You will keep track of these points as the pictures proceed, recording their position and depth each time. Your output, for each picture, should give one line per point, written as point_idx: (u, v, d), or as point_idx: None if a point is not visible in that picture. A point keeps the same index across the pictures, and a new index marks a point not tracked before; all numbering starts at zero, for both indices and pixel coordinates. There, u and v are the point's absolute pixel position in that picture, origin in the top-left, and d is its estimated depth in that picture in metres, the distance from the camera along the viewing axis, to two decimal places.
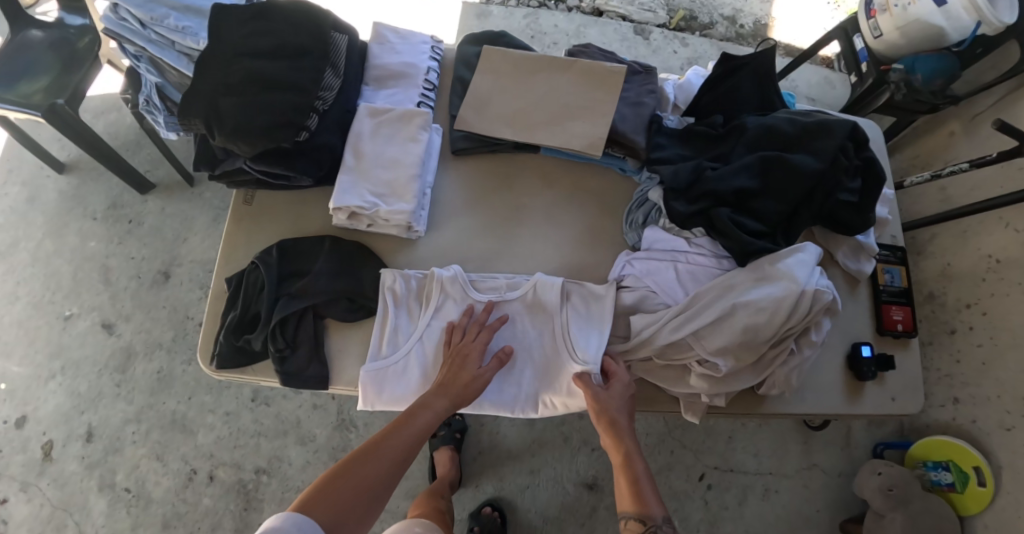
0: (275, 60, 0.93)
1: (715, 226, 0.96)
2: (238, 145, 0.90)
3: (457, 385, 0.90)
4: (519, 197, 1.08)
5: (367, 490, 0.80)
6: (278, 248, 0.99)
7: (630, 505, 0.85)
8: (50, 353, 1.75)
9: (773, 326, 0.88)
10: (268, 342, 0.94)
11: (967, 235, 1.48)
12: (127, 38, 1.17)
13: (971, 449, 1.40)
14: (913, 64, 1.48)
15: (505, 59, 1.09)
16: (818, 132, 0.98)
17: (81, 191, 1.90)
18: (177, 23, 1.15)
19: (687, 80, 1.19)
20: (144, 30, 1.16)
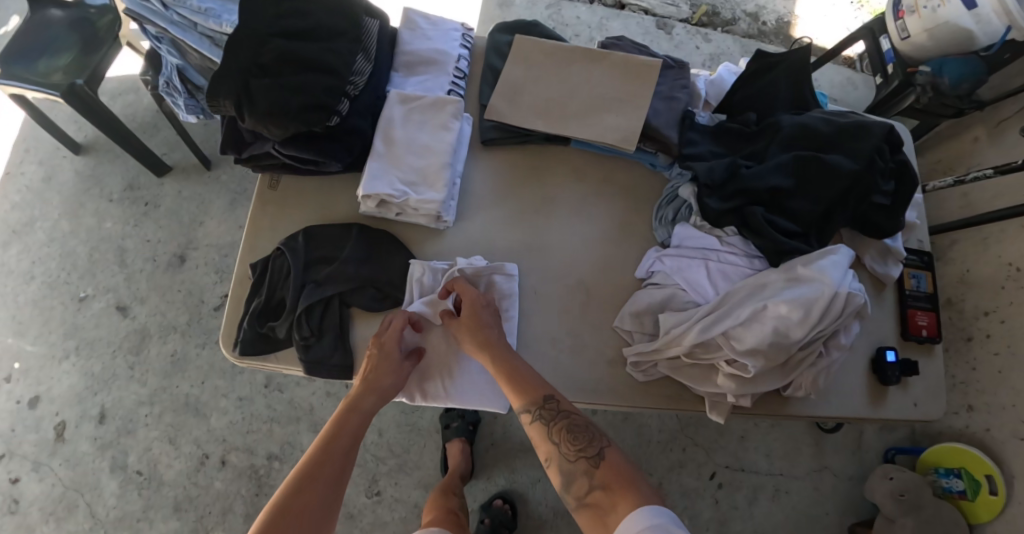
0: (308, 42, 0.92)
1: (748, 224, 0.95)
2: (271, 128, 0.89)
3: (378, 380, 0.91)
4: (548, 189, 1.07)
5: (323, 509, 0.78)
6: (304, 234, 0.98)
7: (515, 398, 0.86)
8: (64, 334, 1.75)
9: (806, 327, 0.87)
10: (293, 330, 0.93)
11: (989, 241, 1.47)
12: (147, 19, 1.16)
13: (985, 458, 1.39)
14: (941, 67, 1.45)
15: (539, 50, 1.08)
16: (855, 133, 0.97)
17: (98, 171, 1.90)
18: (201, 5, 1.15)
19: (720, 76, 1.18)
20: (166, 12, 1.15)
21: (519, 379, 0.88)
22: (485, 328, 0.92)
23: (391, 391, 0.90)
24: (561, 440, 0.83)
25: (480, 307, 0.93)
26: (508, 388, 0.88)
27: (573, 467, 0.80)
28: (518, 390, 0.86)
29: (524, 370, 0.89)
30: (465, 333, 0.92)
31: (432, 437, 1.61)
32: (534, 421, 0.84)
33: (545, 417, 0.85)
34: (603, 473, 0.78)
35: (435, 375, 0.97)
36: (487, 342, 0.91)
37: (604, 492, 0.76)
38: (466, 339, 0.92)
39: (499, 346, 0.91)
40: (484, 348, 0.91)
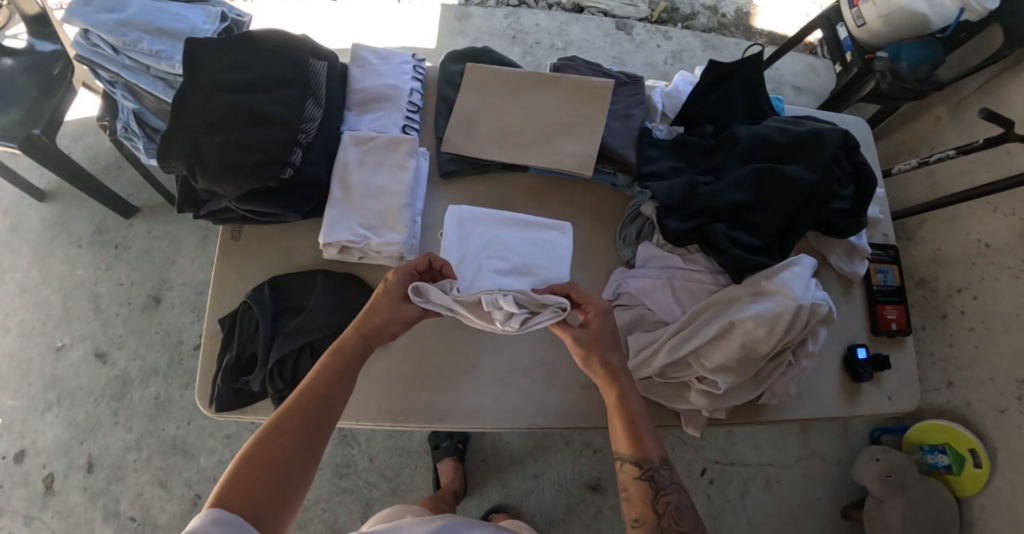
0: (255, 93, 0.90)
1: (710, 242, 0.95)
2: (223, 187, 0.86)
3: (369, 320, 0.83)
4: (512, 216, 1.07)
5: (302, 458, 0.73)
6: (271, 285, 0.97)
7: (627, 447, 0.80)
8: (44, 385, 1.73)
9: (772, 341, 0.88)
10: (267, 383, 0.92)
11: (956, 219, 1.50)
12: (98, 64, 1.19)
13: (967, 432, 1.42)
14: (898, 53, 1.49)
15: (492, 77, 1.08)
16: (811, 143, 0.98)
17: (65, 217, 1.88)
18: (153, 48, 1.18)
19: (675, 87, 1.19)
20: (117, 57, 1.18)
21: (639, 427, 0.81)
22: (613, 358, 0.85)
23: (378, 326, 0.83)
24: (662, 510, 0.78)
25: (605, 330, 0.85)
26: (621, 433, 0.82)
27: None
28: (634, 441, 0.80)
29: (643, 420, 0.82)
30: (593, 358, 0.85)
31: (423, 459, 1.62)
32: (641, 480, 0.79)
33: (653, 480, 0.79)
34: None
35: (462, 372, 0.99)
36: (616, 375, 0.84)
37: None
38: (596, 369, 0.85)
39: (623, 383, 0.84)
40: (612, 380, 0.84)
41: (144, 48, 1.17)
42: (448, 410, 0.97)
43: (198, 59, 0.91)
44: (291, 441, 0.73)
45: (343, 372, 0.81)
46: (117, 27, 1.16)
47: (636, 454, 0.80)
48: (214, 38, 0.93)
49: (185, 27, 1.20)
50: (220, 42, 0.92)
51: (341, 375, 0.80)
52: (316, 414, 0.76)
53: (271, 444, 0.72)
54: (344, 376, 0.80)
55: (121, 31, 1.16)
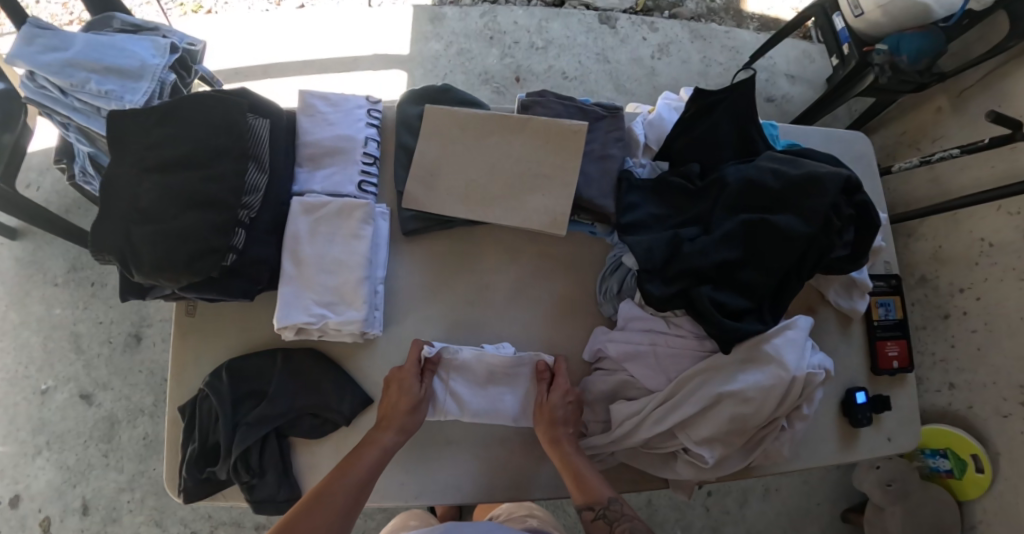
0: (186, 169, 0.85)
1: (695, 307, 0.89)
2: (163, 280, 0.82)
3: (399, 415, 0.88)
4: (483, 274, 1.00)
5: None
6: (227, 370, 0.92)
7: (578, 495, 0.85)
8: (33, 429, 1.68)
9: (761, 415, 0.85)
10: (233, 473, 0.89)
11: (958, 217, 1.41)
12: (51, 107, 1.11)
13: (969, 437, 1.35)
14: (898, 44, 1.37)
15: (452, 122, 0.99)
16: (804, 188, 0.90)
17: (38, 255, 1.77)
18: (101, 87, 1.07)
19: (658, 115, 1.09)
20: (66, 98, 1.09)
21: (585, 474, 0.86)
22: (559, 427, 0.89)
23: (410, 425, 0.88)
24: None
25: (558, 405, 0.90)
26: (572, 484, 0.86)
27: None
28: (582, 485, 0.85)
29: (586, 469, 0.87)
30: (541, 421, 0.90)
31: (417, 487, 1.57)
32: (597, 522, 0.82)
33: (608, 519, 0.83)
34: None
35: (433, 451, 0.95)
36: (555, 438, 0.88)
37: None
38: (538, 431, 0.90)
39: (566, 441, 0.89)
40: (553, 443, 0.88)
41: (92, 89, 1.06)
42: (425, 486, 0.94)
43: (123, 136, 0.86)
44: (326, 518, 0.78)
45: (374, 464, 0.85)
46: (62, 67, 1.05)
47: (587, 499, 0.84)
48: (142, 109, 0.87)
49: (136, 63, 1.09)
50: (145, 115, 0.86)
51: (373, 468, 0.84)
52: (348, 500, 0.80)
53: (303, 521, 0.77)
54: (375, 469, 0.85)
55: (67, 71, 1.05)
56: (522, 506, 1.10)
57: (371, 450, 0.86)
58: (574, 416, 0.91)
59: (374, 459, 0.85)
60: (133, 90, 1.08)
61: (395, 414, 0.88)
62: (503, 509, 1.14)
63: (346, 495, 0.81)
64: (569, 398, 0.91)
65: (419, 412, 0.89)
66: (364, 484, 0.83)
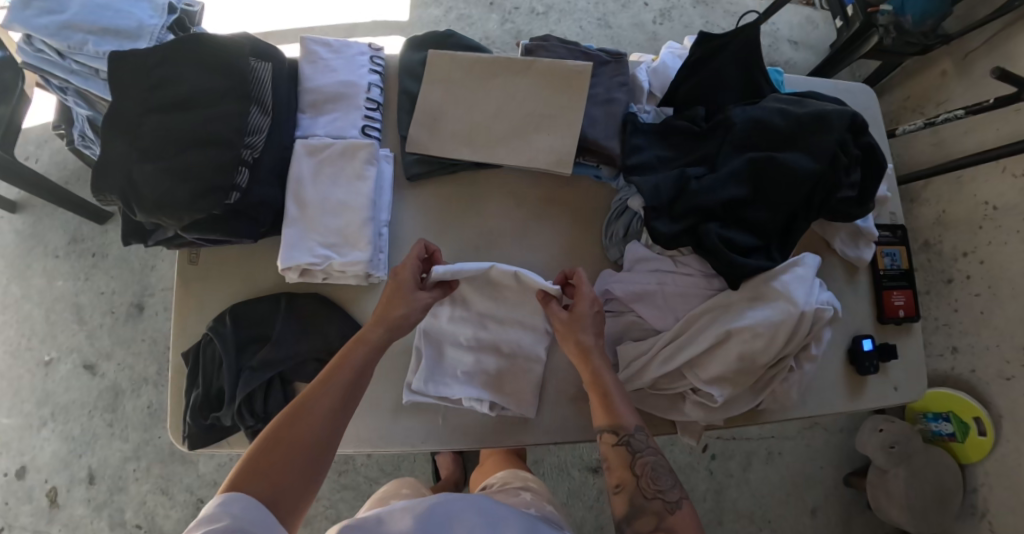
0: (189, 109, 0.84)
1: (703, 245, 0.89)
2: (166, 220, 0.82)
3: (392, 310, 0.83)
4: (487, 219, 1.00)
5: (325, 439, 0.73)
6: (231, 315, 0.92)
7: (602, 414, 0.82)
8: (37, 401, 1.65)
9: (770, 351, 0.85)
10: (237, 419, 0.89)
11: (963, 179, 1.38)
12: (49, 72, 1.08)
13: (970, 400, 1.34)
14: (902, 4, 1.35)
15: (455, 66, 0.98)
16: (812, 125, 0.89)
17: (38, 228, 1.75)
18: (98, 47, 1.05)
19: (662, 63, 1.07)
20: (64, 61, 1.06)
21: (614, 397, 0.82)
22: (590, 338, 0.85)
23: (403, 319, 0.83)
24: (640, 473, 0.79)
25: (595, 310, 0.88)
26: (597, 403, 0.83)
27: (645, 504, 0.77)
28: (609, 409, 0.81)
29: (616, 388, 0.83)
30: (569, 337, 0.86)
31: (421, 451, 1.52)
32: (620, 447, 0.79)
33: (630, 447, 0.80)
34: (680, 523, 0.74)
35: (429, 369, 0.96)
36: (587, 350, 0.85)
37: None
38: (567, 344, 0.86)
39: (597, 353, 0.85)
40: (582, 356, 0.85)
41: (90, 51, 1.04)
42: (431, 431, 0.94)
43: (122, 74, 0.84)
44: (316, 415, 0.73)
45: (365, 359, 0.80)
46: (59, 29, 1.02)
47: (609, 421, 0.81)
48: (142, 47, 0.85)
49: (133, 23, 1.06)
50: (145, 53, 0.84)
51: (363, 364, 0.80)
52: (337, 398, 0.76)
53: (295, 422, 0.72)
54: (366, 365, 0.80)
55: (63, 33, 1.02)
56: (516, 477, 1.05)
57: (360, 346, 0.81)
58: (600, 326, 0.87)
59: (364, 355, 0.80)
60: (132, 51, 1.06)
61: (388, 312, 0.84)
62: (495, 477, 1.08)
63: (335, 391, 0.76)
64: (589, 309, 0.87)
65: (413, 314, 0.85)
66: (356, 379, 0.78)
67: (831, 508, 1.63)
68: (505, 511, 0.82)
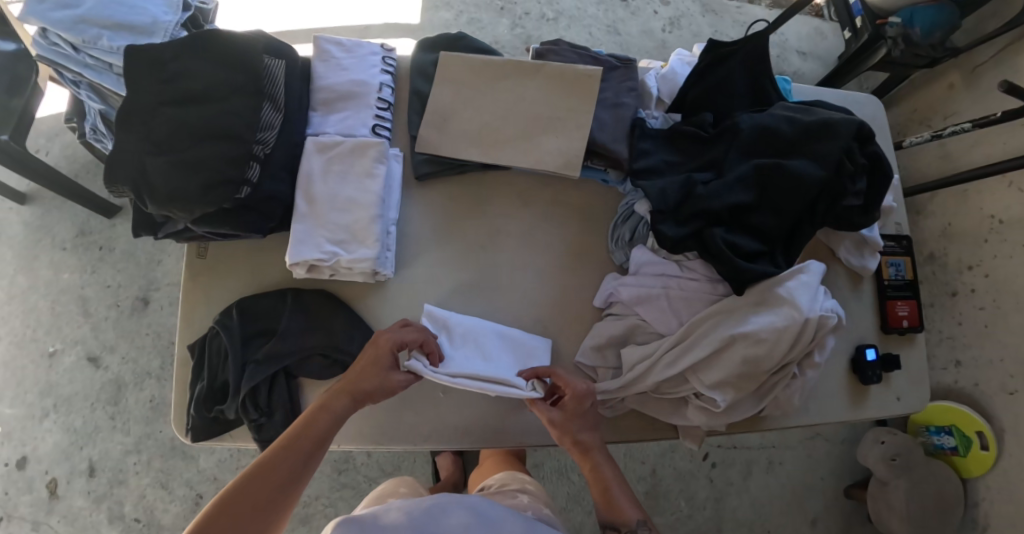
0: (202, 104, 0.85)
1: (709, 250, 0.90)
2: (176, 212, 0.83)
3: (364, 383, 0.82)
4: (494, 220, 1.00)
5: (270, 513, 0.72)
6: (238, 309, 0.92)
7: (605, 511, 0.85)
8: (40, 392, 1.66)
9: (774, 357, 0.85)
10: (241, 412, 0.89)
11: (968, 192, 1.38)
12: (62, 65, 1.09)
13: (974, 414, 1.34)
14: (911, 16, 1.35)
15: (466, 67, 0.99)
16: (819, 133, 0.90)
17: (46, 220, 1.76)
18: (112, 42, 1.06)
19: (671, 69, 1.08)
20: (78, 55, 1.07)
21: (614, 492, 0.85)
22: (587, 436, 0.88)
23: (371, 395, 0.82)
24: None
25: (586, 409, 0.89)
26: (599, 498, 0.86)
27: None
28: (612, 505, 0.84)
29: (615, 483, 0.86)
30: (566, 435, 0.88)
31: (421, 451, 1.52)
32: None
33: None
34: None
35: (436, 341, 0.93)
36: (587, 449, 0.87)
37: None
38: (564, 442, 0.88)
39: (593, 449, 0.88)
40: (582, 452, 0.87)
41: (104, 45, 1.05)
42: (433, 430, 0.95)
43: (138, 68, 0.85)
44: (269, 484, 0.73)
45: (327, 429, 0.79)
46: (74, 23, 1.04)
47: (612, 518, 0.84)
48: (158, 42, 0.87)
49: (148, 19, 1.08)
50: (161, 48, 0.86)
51: (325, 434, 0.79)
52: (293, 467, 0.75)
53: (249, 487, 0.72)
54: (327, 435, 0.79)
55: (79, 27, 1.04)
56: (513, 479, 1.05)
57: (324, 414, 0.80)
58: (592, 420, 0.89)
59: (327, 424, 0.79)
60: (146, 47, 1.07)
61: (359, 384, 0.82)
62: (494, 479, 1.08)
63: (292, 459, 0.75)
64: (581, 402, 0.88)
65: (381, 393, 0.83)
66: (315, 448, 0.78)
67: (829, 519, 1.62)
68: (502, 512, 0.82)
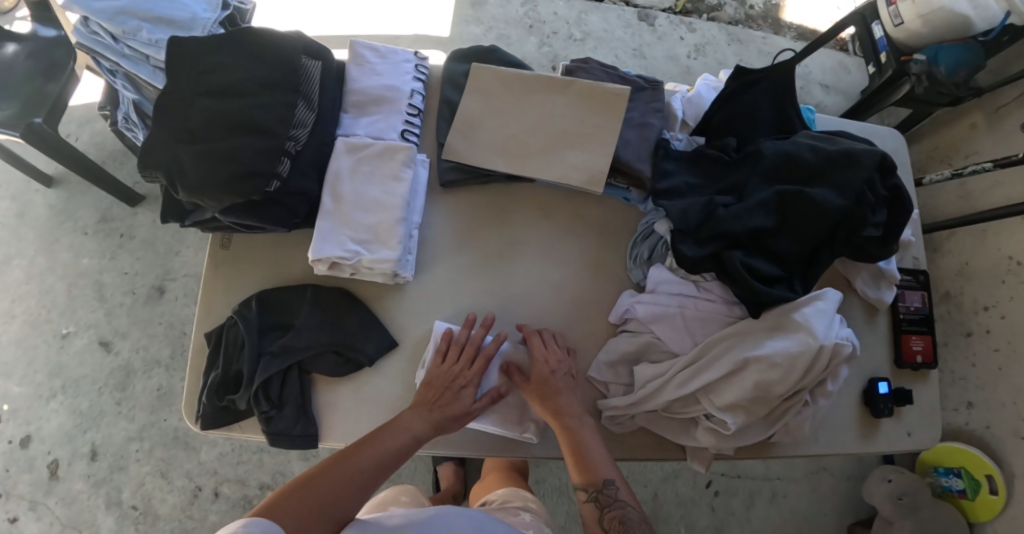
0: (238, 97, 0.87)
1: (727, 271, 0.90)
2: (206, 200, 0.84)
3: (443, 407, 0.88)
4: (515, 230, 1.02)
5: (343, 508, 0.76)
6: (258, 300, 0.94)
7: (576, 473, 0.83)
8: (49, 372, 1.67)
9: (787, 383, 0.85)
10: (253, 403, 0.90)
11: (987, 232, 1.37)
12: (100, 54, 1.11)
13: (985, 457, 1.32)
14: (936, 55, 1.34)
15: (496, 78, 1.01)
16: (842, 163, 0.91)
17: (70, 204, 1.79)
18: (152, 36, 1.10)
19: (697, 93, 1.09)
20: (116, 45, 1.10)
21: (586, 452, 0.84)
22: (559, 398, 0.89)
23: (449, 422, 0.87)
24: (609, 527, 0.80)
25: (551, 374, 0.91)
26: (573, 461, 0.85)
27: None
28: (582, 464, 0.83)
29: (587, 441, 0.85)
30: (538, 398, 0.89)
31: (422, 459, 1.51)
32: (589, 504, 0.81)
33: (599, 503, 0.81)
34: None
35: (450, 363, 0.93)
36: (558, 410, 0.88)
37: None
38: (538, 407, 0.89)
39: (566, 410, 0.88)
40: (553, 413, 0.88)
41: (144, 37, 1.08)
42: (441, 434, 0.95)
43: (180, 60, 0.88)
44: (348, 482, 0.78)
45: (405, 445, 0.84)
46: (116, 14, 1.06)
47: (581, 477, 0.83)
48: (201, 36, 0.89)
49: (189, 15, 1.11)
50: (203, 41, 0.88)
51: (404, 450, 0.84)
52: (369, 471, 0.80)
53: (331, 479, 0.77)
54: (404, 451, 0.84)
55: (120, 18, 1.07)
56: (516, 496, 1.04)
57: (406, 431, 0.85)
58: (566, 384, 0.91)
59: (407, 440, 0.84)
60: None
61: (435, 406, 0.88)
62: (496, 494, 1.07)
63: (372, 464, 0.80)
64: (552, 363, 0.91)
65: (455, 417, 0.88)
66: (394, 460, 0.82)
67: None
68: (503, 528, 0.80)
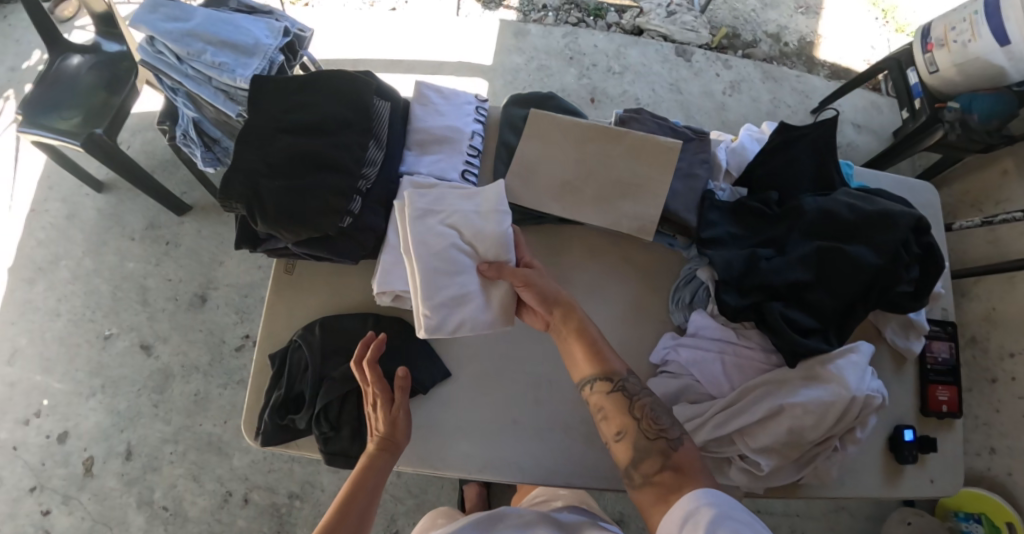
0: (316, 136, 0.92)
1: (766, 321, 0.95)
2: (283, 232, 0.90)
3: (388, 433, 0.88)
4: (563, 268, 1.06)
5: None
6: (320, 325, 0.99)
7: (593, 363, 0.85)
8: (90, 371, 1.71)
9: (819, 429, 0.88)
10: (313, 424, 0.94)
11: (1016, 279, 1.39)
12: (164, 72, 1.16)
13: (1008, 505, 1.33)
14: (969, 103, 1.33)
15: (553, 124, 1.06)
16: (883, 223, 0.95)
17: (119, 209, 1.86)
18: (216, 59, 1.13)
19: (741, 144, 1.13)
20: (181, 66, 1.15)
21: (602, 345, 0.86)
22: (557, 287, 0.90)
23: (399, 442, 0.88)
24: (640, 415, 0.82)
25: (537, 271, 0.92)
26: (583, 352, 0.86)
27: (650, 445, 0.79)
28: (598, 357, 0.85)
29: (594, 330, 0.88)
30: (534, 287, 0.89)
31: (448, 479, 1.54)
32: (615, 391, 0.83)
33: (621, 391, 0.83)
34: (682, 458, 0.77)
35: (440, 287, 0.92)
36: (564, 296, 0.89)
37: (677, 475, 0.76)
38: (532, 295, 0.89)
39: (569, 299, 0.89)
40: (557, 300, 0.88)
41: (207, 60, 1.12)
42: (488, 462, 0.98)
43: (263, 98, 0.94)
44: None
45: (376, 485, 0.82)
46: (182, 37, 1.12)
47: (600, 367, 0.84)
48: (284, 77, 0.96)
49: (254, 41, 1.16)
50: (287, 81, 0.96)
51: (377, 488, 0.82)
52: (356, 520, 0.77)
53: None
54: (377, 488, 0.82)
55: (185, 41, 1.12)
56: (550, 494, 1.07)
57: (372, 471, 0.83)
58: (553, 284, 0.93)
59: (376, 480, 0.82)
60: (246, 65, 1.15)
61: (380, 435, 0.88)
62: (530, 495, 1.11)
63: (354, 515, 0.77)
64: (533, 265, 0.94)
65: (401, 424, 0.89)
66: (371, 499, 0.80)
67: None
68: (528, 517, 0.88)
